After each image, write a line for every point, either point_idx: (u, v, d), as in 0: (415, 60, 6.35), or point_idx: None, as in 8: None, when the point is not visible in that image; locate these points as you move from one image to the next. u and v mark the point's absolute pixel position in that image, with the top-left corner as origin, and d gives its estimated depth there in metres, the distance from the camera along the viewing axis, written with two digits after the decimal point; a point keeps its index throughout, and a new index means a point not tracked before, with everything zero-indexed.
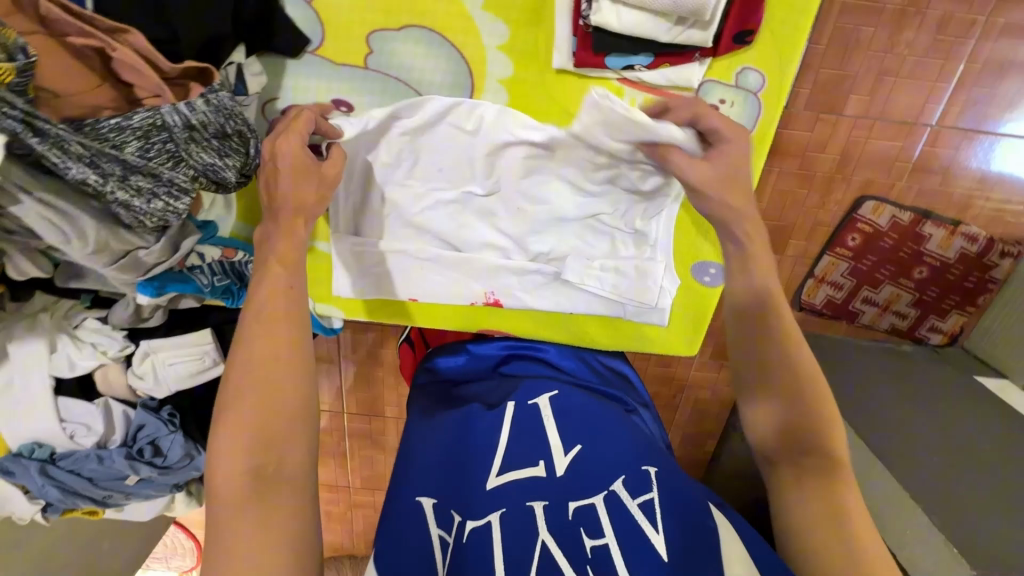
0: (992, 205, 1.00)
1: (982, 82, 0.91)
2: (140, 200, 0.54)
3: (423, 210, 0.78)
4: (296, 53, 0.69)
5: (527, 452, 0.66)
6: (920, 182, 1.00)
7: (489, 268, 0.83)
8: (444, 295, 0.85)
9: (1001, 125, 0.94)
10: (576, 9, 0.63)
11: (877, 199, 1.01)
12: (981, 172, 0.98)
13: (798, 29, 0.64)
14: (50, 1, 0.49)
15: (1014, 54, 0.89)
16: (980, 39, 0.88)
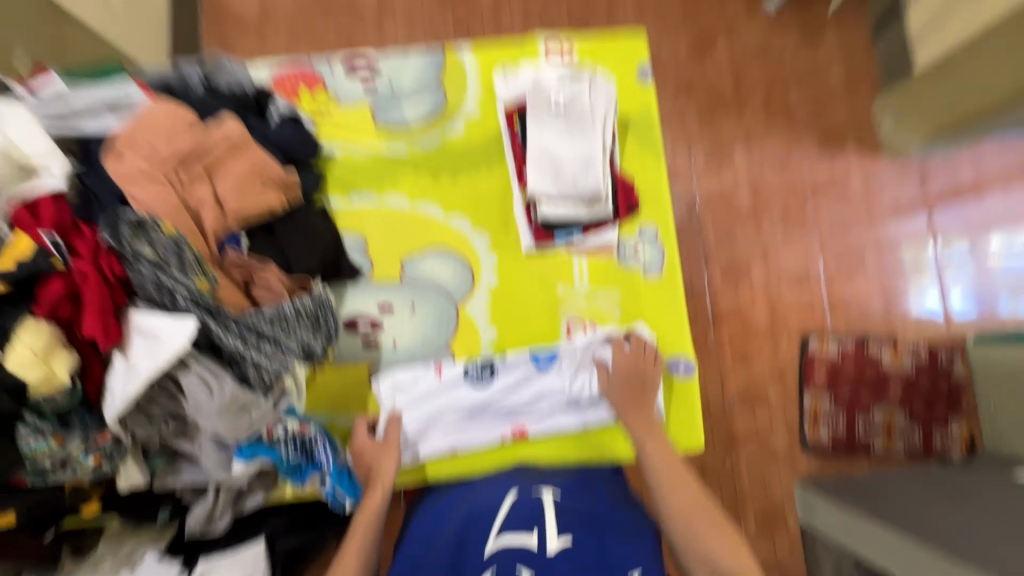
0: (912, 326, 1.74)
1: (832, 254, 1.76)
2: (266, 359, 0.79)
3: (442, 395, 0.99)
4: (356, 279, 1.03)
5: (525, 519, 0.78)
6: (846, 322, 1.74)
7: (514, 404, 0.99)
8: (479, 437, 0.99)
9: (931, 269, 1.75)
10: (529, 217, 1.04)
11: (818, 336, 1.72)
12: (929, 303, 1.75)
13: (664, 196, 1.07)
14: (231, 253, 0.83)
15: (843, 246, 1.77)
16: (815, 233, 1.77)
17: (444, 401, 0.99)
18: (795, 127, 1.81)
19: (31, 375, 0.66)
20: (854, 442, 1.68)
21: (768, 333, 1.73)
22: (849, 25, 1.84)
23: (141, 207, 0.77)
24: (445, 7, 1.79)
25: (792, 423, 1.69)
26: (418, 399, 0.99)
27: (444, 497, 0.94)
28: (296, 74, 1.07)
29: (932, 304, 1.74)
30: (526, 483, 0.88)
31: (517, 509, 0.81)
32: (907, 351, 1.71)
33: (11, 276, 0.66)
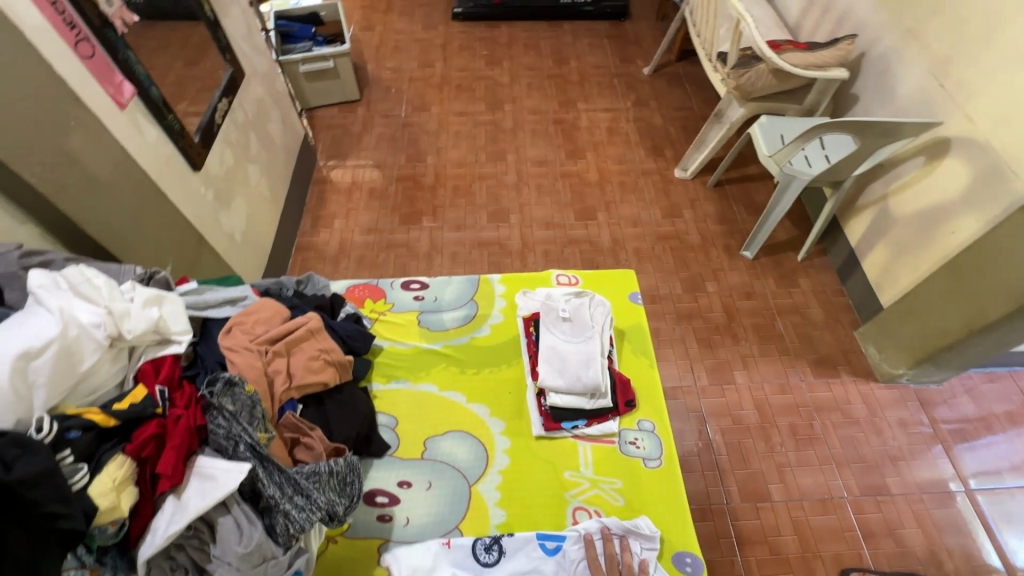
0: (961, 563, 1.61)
1: (851, 475, 1.76)
2: (296, 511, 0.87)
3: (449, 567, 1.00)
4: (382, 454, 1.15)
5: None
6: (886, 555, 1.62)
7: None
8: None
9: (966, 503, 1.70)
10: (540, 405, 1.20)
11: (859, 570, 1.60)
12: (975, 539, 1.64)
13: (656, 395, 1.23)
14: (287, 416, 1.00)
15: (859, 468, 1.78)
16: (828, 452, 1.81)
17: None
18: (786, 351, 2.04)
19: (104, 501, 0.76)
20: None
21: (801, 563, 1.61)
22: (817, 273, 2.22)
23: (235, 369, 0.98)
24: (484, 251, 2.28)
25: None
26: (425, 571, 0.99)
27: None
28: (364, 289, 1.40)
29: (980, 541, 1.64)
30: None
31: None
32: None
33: (123, 415, 0.82)
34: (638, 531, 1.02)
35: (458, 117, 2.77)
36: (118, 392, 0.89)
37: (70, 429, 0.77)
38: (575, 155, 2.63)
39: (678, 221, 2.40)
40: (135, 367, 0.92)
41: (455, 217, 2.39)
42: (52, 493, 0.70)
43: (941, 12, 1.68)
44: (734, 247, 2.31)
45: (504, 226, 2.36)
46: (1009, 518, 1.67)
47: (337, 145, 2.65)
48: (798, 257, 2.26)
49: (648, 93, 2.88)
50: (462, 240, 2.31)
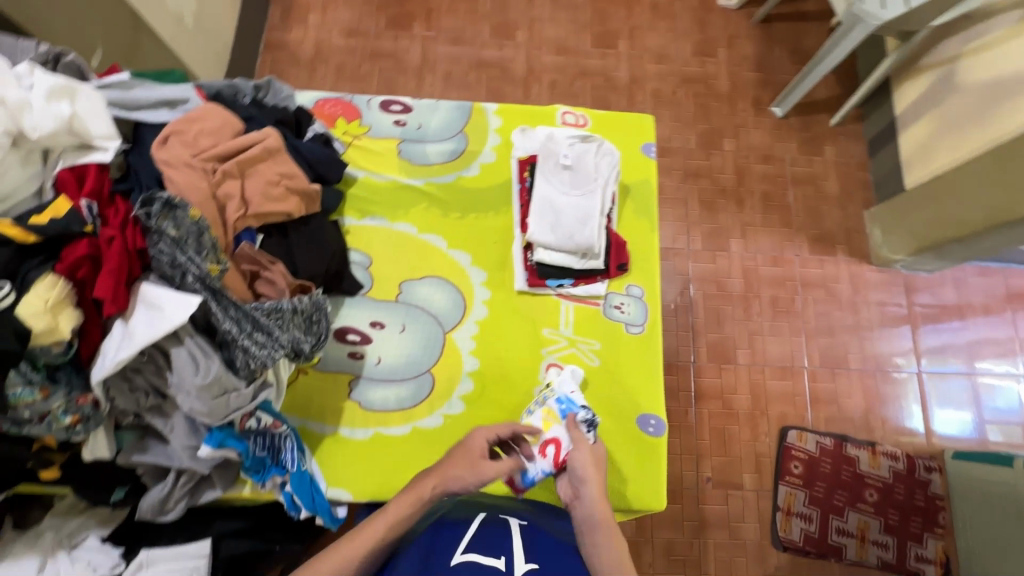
0: (891, 432, 1.75)
1: (818, 348, 1.82)
2: (256, 348, 0.83)
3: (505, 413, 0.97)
4: (354, 293, 1.08)
5: (490, 547, 0.80)
6: (826, 420, 1.76)
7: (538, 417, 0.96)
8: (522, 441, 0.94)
9: (914, 383, 1.79)
10: (526, 260, 1.10)
11: (797, 428, 1.73)
12: (909, 413, 1.77)
13: (651, 260, 1.14)
14: (244, 247, 0.90)
15: (826, 343, 1.82)
16: (801, 326, 1.83)
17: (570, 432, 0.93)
18: (789, 223, 1.93)
19: (38, 324, 0.69)
20: (826, 545, 1.64)
21: (747, 418, 1.74)
22: (846, 141, 2.00)
23: (176, 190, 0.83)
24: (482, 74, 1.97)
25: (765, 517, 1.66)
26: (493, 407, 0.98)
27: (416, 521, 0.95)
28: (336, 105, 1.19)
29: (913, 416, 1.76)
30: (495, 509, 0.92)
31: (482, 536, 0.84)
32: (884, 457, 1.71)
33: (44, 231, 0.71)
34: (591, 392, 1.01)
35: None
36: (36, 203, 0.76)
37: None
38: None
39: (709, 61, 2.06)
40: (53, 175, 0.77)
41: (451, 25, 2.00)
42: None
43: None
44: (765, 100, 2.03)
45: (508, 44, 2.01)
46: (947, 399, 1.77)
47: None
48: (832, 121, 2.01)
49: None
50: (458, 57, 1.97)
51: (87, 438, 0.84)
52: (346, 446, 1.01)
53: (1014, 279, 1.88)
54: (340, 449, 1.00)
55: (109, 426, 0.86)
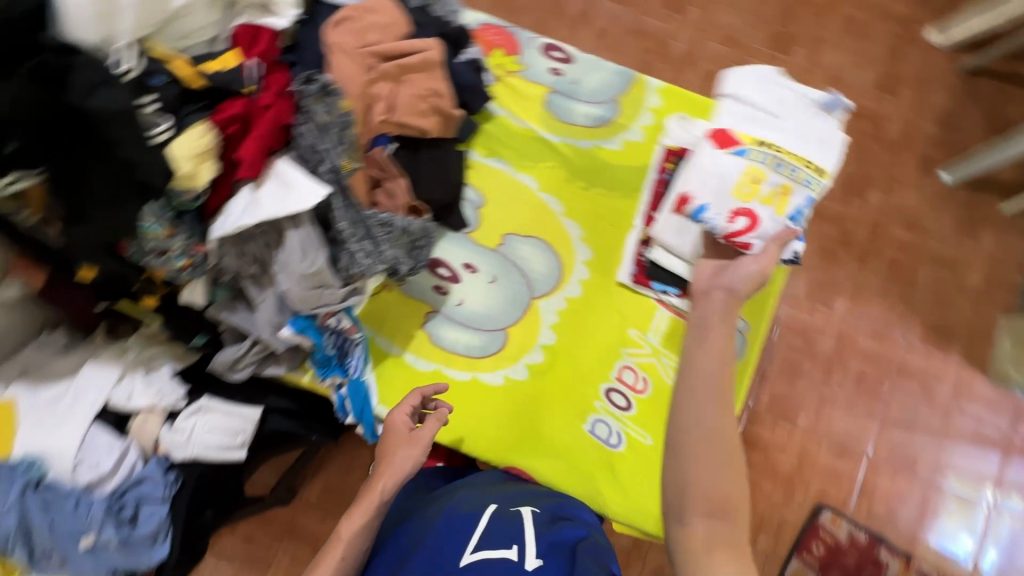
0: (934, 555, 1.58)
1: (890, 440, 1.65)
2: (362, 256, 0.83)
3: (718, 160, 0.97)
4: (458, 229, 1.06)
5: (502, 538, 0.72)
6: (867, 516, 1.61)
7: (735, 186, 0.96)
8: (721, 176, 0.96)
9: (979, 514, 1.60)
10: (637, 253, 1.05)
11: (835, 511, 1.61)
12: (960, 543, 1.59)
13: (768, 296, 1.04)
14: (376, 151, 0.90)
15: (896, 438, 1.65)
16: (879, 412, 1.66)
17: (771, 226, 0.94)
18: (909, 301, 1.72)
19: (182, 166, 0.71)
20: None
21: (784, 482, 1.63)
22: (1008, 235, 1.75)
23: (337, 75, 0.83)
24: (637, 43, 1.83)
25: None
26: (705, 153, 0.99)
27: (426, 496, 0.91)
28: (499, 34, 1.13)
29: (963, 548, 1.58)
30: (508, 496, 0.86)
31: (496, 529, 0.75)
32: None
33: (210, 79, 0.73)
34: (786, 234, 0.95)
35: None
36: (207, 51, 0.77)
37: (156, 74, 0.69)
38: None
39: (889, 99, 1.82)
40: (228, 29, 0.78)
41: None
42: (132, 136, 0.64)
43: None
44: (933, 161, 1.78)
45: (676, 19, 1.85)
46: (1009, 543, 1.58)
47: None
48: (1003, 208, 1.74)
49: None
50: (619, 18, 1.85)
51: (187, 283, 0.88)
52: (407, 373, 1.02)
53: None
54: (400, 374, 1.01)
55: (207, 281, 0.90)
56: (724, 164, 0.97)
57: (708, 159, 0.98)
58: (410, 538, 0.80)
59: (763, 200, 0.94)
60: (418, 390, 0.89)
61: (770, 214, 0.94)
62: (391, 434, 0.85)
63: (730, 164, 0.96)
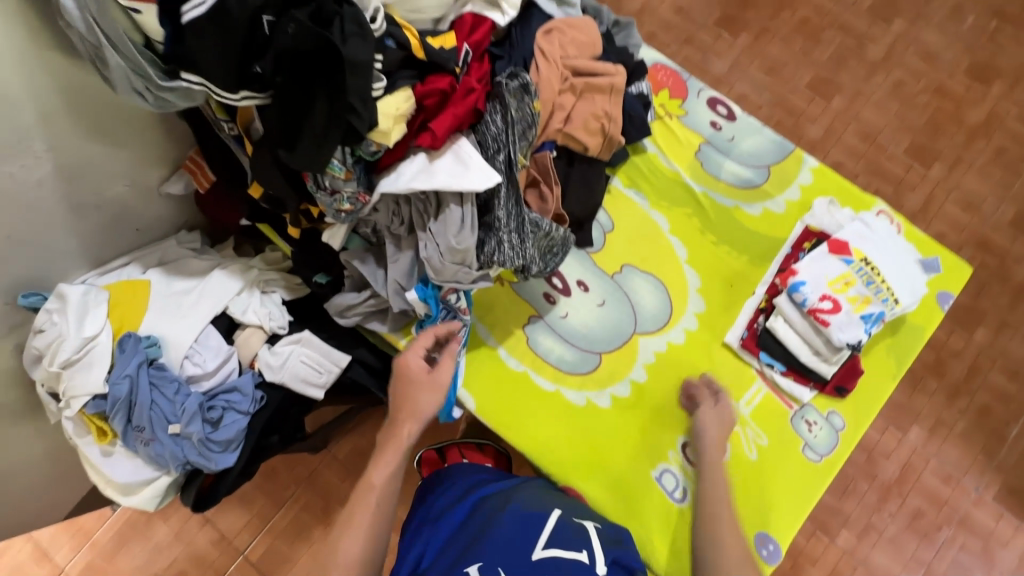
0: None
1: None
2: (506, 247, 0.87)
3: (829, 257, 1.01)
4: (581, 246, 1.09)
5: (572, 542, 0.74)
6: None
7: (832, 283, 0.98)
8: (824, 269, 1.00)
9: None
10: (752, 320, 1.04)
11: None
12: None
13: (874, 404, 1.01)
14: (544, 156, 0.94)
15: None
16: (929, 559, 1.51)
17: (845, 330, 0.96)
18: (992, 453, 1.57)
19: (383, 124, 0.75)
20: None
21: None
22: None
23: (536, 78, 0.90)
24: (772, 115, 1.82)
25: None
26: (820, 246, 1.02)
27: (457, 486, 0.92)
28: (670, 76, 1.17)
29: None
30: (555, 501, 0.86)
31: (559, 532, 0.77)
32: None
33: (431, 53, 0.79)
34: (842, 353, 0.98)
35: None
36: (431, 28, 0.84)
37: (390, 38, 0.76)
38: (978, 75, 1.83)
39: (1023, 240, 1.71)
40: (456, 13, 0.85)
41: (775, 53, 1.86)
42: (360, 87, 0.69)
43: None
44: None
45: (819, 101, 1.82)
46: None
47: None
48: None
49: None
50: (760, 87, 1.84)
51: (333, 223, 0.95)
52: (496, 367, 1.04)
53: None
54: (490, 364, 1.04)
55: (351, 226, 0.95)
56: (829, 264, 1.00)
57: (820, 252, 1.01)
58: (478, 521, 0.79)
59: (851, 299, 0.97)
60: (432, 330, 0.96)
61: (850, 312, 0.97)
62: (410, 376, 0.93)
63: (833, 265, 1.00)
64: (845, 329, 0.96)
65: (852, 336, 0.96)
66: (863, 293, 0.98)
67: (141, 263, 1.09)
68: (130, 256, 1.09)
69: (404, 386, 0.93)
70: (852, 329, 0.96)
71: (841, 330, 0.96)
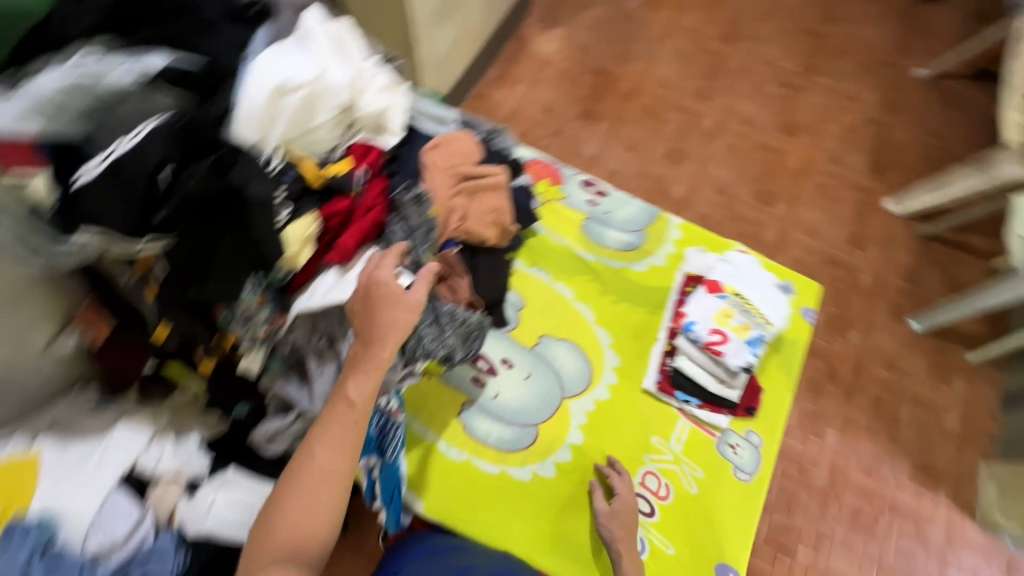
0: None
1: None
2: (427, 342, 0.92)
3: (707, 298, 1.17)
4: (498, 326, 1.17)
5: None
6: None
7: (716, 320, 1.15)
8: (707, 311, 1.16)
9: None
10: (662, 363, 1.15)
11: None
12: None
13: (779, 417, 1.14)
14: (449, 254, 1.04)
15: None
16: (876, 551, 1.62)
17: (738, 356, 1.11)
18: (894, 438, 1.76)
19: (291, 248, 0.80)
20: None
21: None
22: (979, 384, 1.85)
23: (429, 187, 1.00)
24: (642, 184, 2.11)
25: None
26: (699, 289, 1.19)
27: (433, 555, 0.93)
28: (546, 168, 1.35)
29: None
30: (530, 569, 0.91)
31: None
32: None
33: (328, 180, 0.87)
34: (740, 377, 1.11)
35: (685, 33, 2.43)
36: (325, 156, 0.92)
37: (288, 171, 0.82)
38: (788, 130, 2.27)
39: (860, 253, 2.05)
40: (346, 142, 0.94)
41: (632, 135, 2.19)
42: (266, 221, 0.74)
43: None
44: (903, 309, 1.96)
45: (676, 168, 2.15)
46: None
47: (552, 7, 2.42)
48: (970, 357, 1.87)
49: (909, 99, 2.34)
50: (627, 163, 2.14)
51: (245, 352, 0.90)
52: (438, 461, 1.04)
53: None
54: (432, 461, 1.04)
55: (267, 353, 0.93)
56: (710, 304, 1.17)
57: (700, 295, 1.18)
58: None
59: (734, 328, 1.13)
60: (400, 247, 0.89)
61: (737, 341, 1.13)
62: (387, 294, 0.83)
63: (712, 304, 1.17)
64: (737, 355, 1.11)
65: (744, 360, 1.11)
66: (742, 322, 1.14)
67: (29, 431, 0.98)
68: (15, 428, 0.98)
69: (370, 303, 0.83)
70: (741, 353, 1.11)
71: (732, 358, 1.11)
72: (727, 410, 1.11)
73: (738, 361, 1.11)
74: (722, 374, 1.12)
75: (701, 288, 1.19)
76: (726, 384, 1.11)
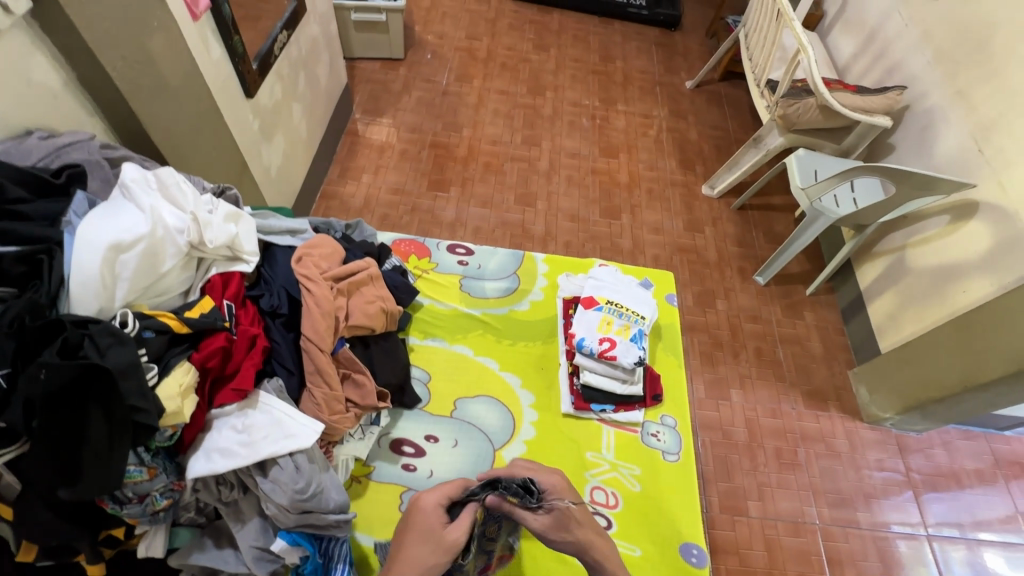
0: None
1: (827, 500, 1.77)
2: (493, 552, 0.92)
3: (588, 311, 1.26)
4: (412, 406, 1.17)
5: None
6: None
7: (601, 328, 1.23)
8: (591, 324, 1.23)
9: (921, 546, 1.71)
10: (571, 384, 1.23)
11: None
12: None
13: (681, 393, 1.27)
14: (345, 353, 1.03)
15: (828, 498, 1.77)
16: (806, 477, 1.81)
17: (629, 355, 1.20)
18: (781, 376, 2.02)
19: (171, 405, 0.75)
20: None
21: None
22: (822, 309, 2.19)
23: (314, 299, 1.00)
24: (507, 232, 2.27)
25: None
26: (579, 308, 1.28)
27: None
28: (411, 245, 1.41)
29: None
30: None
31: None
32: None
33: (195, 324, 0.83)
34: (637, 373, 1.22)
35: (498, 95, 2.72)
36: (181, 301, 0.89)
37: (146, 329, 0.78)
38: (608, 153, 2.61)
39: (699, 235, 2.39)
40: (201, 278, 0.92)
41: (483, 192, 2.37)
42: (136, 387, 0.71)
43: (984, 68, 1.64)
44: (748, 270, 2.30)
45: (529, 210, 2.35)
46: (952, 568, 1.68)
47: (375, 100, 2.58)
48: (807, 291, 2.23)
49: (687, 106, 2.85)
50: (487, 217, 2.29)
51: (145, 536, 0.84)
52: None
53: (996, 444, 1.92)
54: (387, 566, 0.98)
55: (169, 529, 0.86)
56: (591, 316, 1.25)
57: (580, 312, 1.27)
58: None
59: (618, 331, 1.23)
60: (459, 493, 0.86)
61: (623, 341, 1.22)
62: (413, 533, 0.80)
63: (593, 315, 1.25)
64: (628, 354, 1.20)
65: (634, 355, 1.20)
66: (622, 324, 1.24)
67: None
68: None
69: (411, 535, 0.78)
70: (629, 350, 1.21)
71: (625, 357, 1.20)
72: (638, 405, 1.23)
73: (631, 358, 1.20)
74: (622, 375, 1.21)
75: (580, 305, 1.29)
76: (628, 382, 1.21)
